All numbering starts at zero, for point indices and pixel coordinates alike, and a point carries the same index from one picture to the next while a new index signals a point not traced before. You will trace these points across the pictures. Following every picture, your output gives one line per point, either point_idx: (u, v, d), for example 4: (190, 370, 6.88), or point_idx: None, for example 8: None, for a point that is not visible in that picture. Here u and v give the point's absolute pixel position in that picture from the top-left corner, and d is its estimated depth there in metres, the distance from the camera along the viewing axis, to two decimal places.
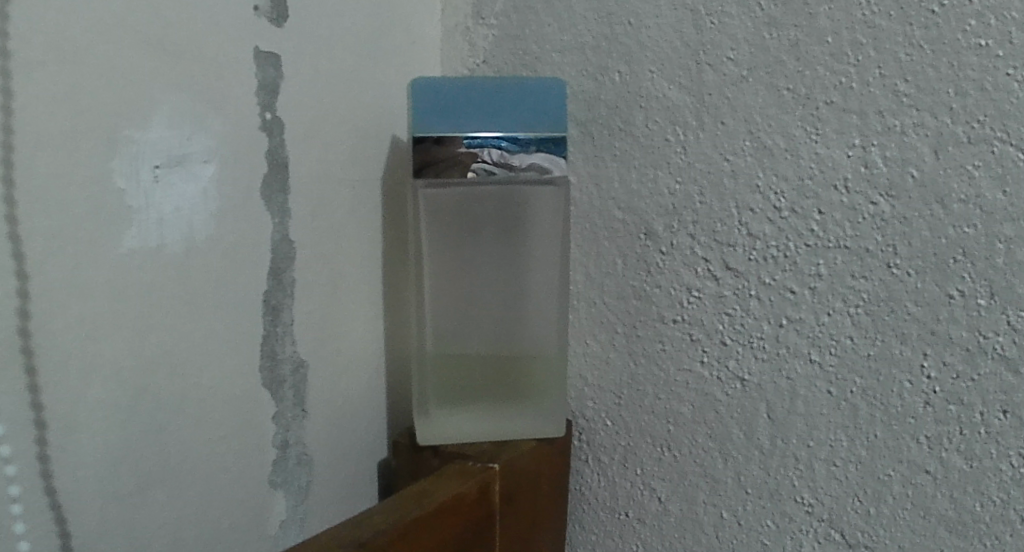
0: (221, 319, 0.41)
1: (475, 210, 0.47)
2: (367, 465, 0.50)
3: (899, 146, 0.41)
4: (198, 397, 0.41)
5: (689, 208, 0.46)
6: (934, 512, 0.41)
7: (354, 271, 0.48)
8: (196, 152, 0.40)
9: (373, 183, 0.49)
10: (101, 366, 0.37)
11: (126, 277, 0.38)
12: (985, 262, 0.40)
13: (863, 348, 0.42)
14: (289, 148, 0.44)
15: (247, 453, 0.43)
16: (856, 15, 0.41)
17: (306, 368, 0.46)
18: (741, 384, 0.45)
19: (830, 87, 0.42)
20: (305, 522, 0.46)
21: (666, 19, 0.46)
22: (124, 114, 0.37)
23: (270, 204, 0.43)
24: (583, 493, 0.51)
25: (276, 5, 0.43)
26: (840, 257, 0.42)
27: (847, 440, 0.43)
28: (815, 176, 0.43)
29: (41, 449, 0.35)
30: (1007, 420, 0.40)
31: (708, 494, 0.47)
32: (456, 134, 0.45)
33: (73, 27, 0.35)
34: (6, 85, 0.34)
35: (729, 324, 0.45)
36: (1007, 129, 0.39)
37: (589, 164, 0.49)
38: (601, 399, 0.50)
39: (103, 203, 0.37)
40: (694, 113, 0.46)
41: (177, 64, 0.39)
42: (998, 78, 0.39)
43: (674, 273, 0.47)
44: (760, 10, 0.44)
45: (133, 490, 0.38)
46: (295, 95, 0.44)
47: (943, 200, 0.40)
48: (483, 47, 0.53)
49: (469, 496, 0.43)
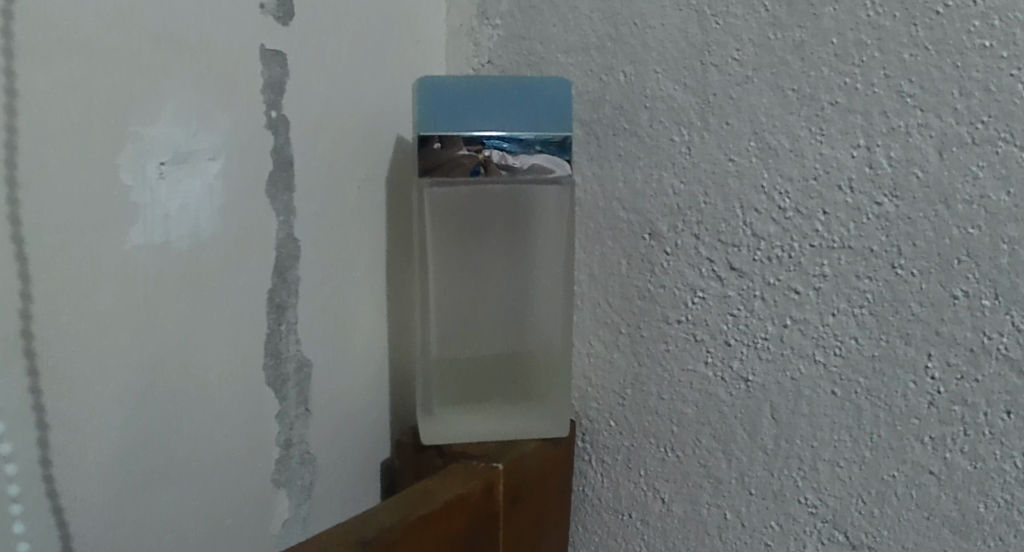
0: (225, 317, 0.41)
1: (481, 209, 0.47)
2: (370, 465, 0.50)
3: (904, 146, 0.41)
4: (202, 395, 0.41)
5: (693, 208, 0.46)
6: (938, 513, 0.41)
7: (358, 270, 0.48)
8: (201, 148, 0.40)
9: (378, 182, 0.49)
10: (105, 364, 0.37)
11: (131, 274, 0.37)
12: (989, 263, 0.40)
13: (867, 348, 0.42)
14: (294, 147, 0.44)
15: (251, 452, 0.43)
16: (862, 16, 0.41)
17: (310, 366, 0.46)
18: (745, 384, 0.45)
19: (835, 87, 0.42)
20: (308, 522, 0.46)
21: (670, 20, 0.46)
22: (129, 111, 0.37)
23: (275, 203, 0.43)
24: (587, 494, 0.51)
25: (282, 3, 0.43)
26: (845, 257, 0.42)
27: (851, 440, 0.43)
28: (820, 177, 0.43)
29: (41, 448, 0.35)
30: (1011, 421, 0.40)
31: (711, 495, 0.47)
32: (457, 135, 0.45)
33: (77, 24, 0.35)
34: (9, 85, 0.33)
35: (733, 324, 0.45)
36: (1011, 129, 0.39)
37: (594, 164, 0.49)
38: (605, 400, 0.50)
39: (110, 200, 0.36)
40: (699, 114, 0.46)
41: (183, 61, 0.39)
42: (1003, 78, 0.39)
43: (678, 273, 0.47)
44: (765, 10, 0.44)
45: (139, 488, 0.38)
46: (301, 93, 0.44)
47: (947, 201, 0.40)
48: (488, 47, 0.53)
49: (473, 495, 0.43)
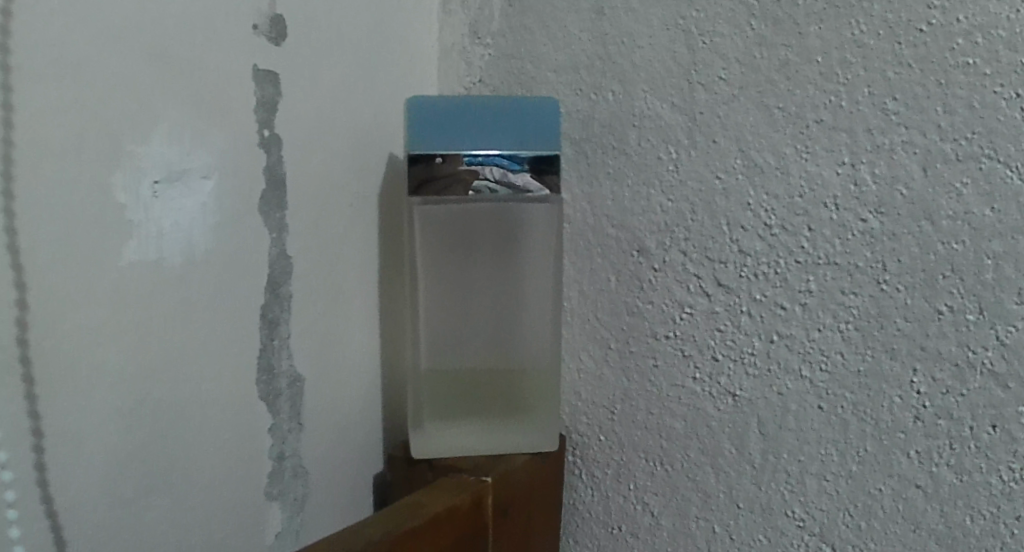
0: (218, 331, 0.42)
1: (471, 227, 0.47)
2: (363, 478, 0.51)
3: (888, 163, 0.42)
4: (197, 407, 0.41)
5: (681, 224, 0.47)
6: (924, 526, 0.42)
7: (351, 285, 0.49)
8: (197, 166, 0.41)
9: (371, 199, 0.50)
10: (102, 375, 0.38)
11: (125, 290, 0.38)
12: (974, 278, 0.40)
13: (852, 364, 0.43)
14: (288, 165, 0.45)
15: (244, 465, 0.44)
16: (846, 35, 0.42)
17: (303, 381, 0.46)
18: (733, 399, 0.46)
19: (819, 106, 0.43)
20: (302, 533, 0.47)
21: (659, 39, 0.47)
22: (127, 131, 0.38)
23: (268, 220, 0.44)
24: (577, 508, 0.51)
25: (275, 24, 0.44)
26: (830, 273, 0.43)
27: (837, 454, 0.44)
28: (805, 194, 0.43)
29: (39, 458, 0.36)
30: (996, 435, 0.40)
31: (700, 508, 0.47)
32: (456, 153, 0.45)
33: (75, 43, 0.36)
34: (7, 100, 0.34)
35: (721, 339, 0.46)
36: (995, 145, 0.39)
37: (583, 182, 0.50)
38: (594, 414, 0.50)
39: (107, 217, 0.37)
40: (687, 132, 0.46)
41: (177, 79, 0.40)
42: (986, 95, 0.39)
43: (666, 289, 0.47)
44: (751, 30, 0.44)
45: (136, 496, 0.39)
46: (295, 112, 0.45)
47: (932, 217, 0.41)
48: (479, 66, 0.53)
49: (462, 508, 0.43)
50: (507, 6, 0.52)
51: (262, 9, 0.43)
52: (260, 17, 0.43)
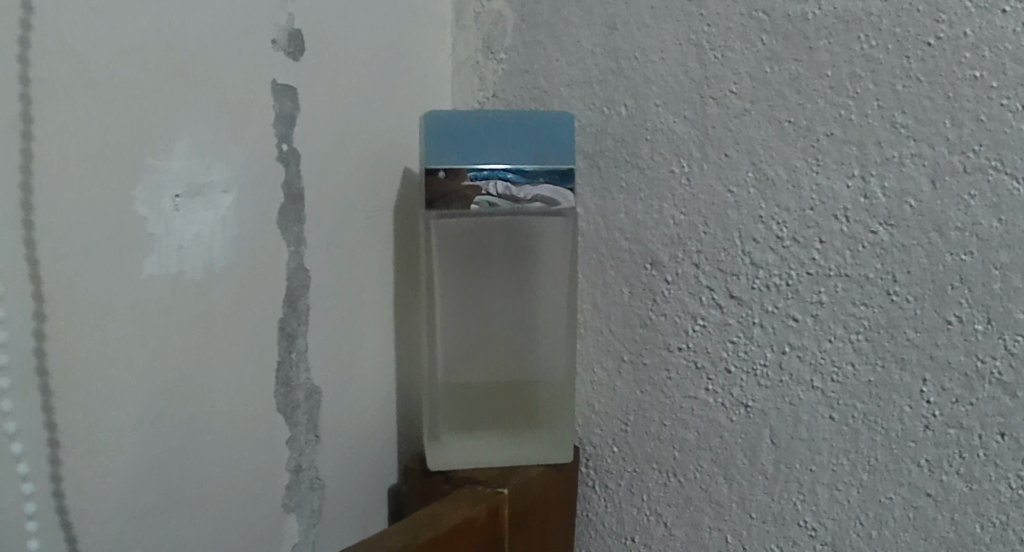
0: (236, 344, 0.42)
1: (487, 241, 0.48)
2: (378, 491, 0.51)
3: (897, 176, 0.42)
4: (215, 419, 0.41)
5: (694, 237, 0.47)
6: (935, 534, 0.42)
7: (366, 299, 0.49)
8: (217, 180, 0.41)
9: (386, 214, 0.50)
10: (122, 388, 0.38)
11: (145, 304, 0.38)
12: (982, 288, 0.41)
13: (863, 374, 0.43)
14: (305, 180, 0.45)
15: (261, 477, 0.44)
16: (856, 49, 0.43)
17: (319, 394, 0.46)
18: (746, 410, 0.46)
19: (829, 120, 0.44)
20: (317, 546, 0.47)
21: (671, 54, 0.48)
22: (148, 145, 0.38)
23: (286, 233, 0.44)
24: (591, 519, 0.52)
25: (293, 38, 0.44)
26: (841, 285, 0.44)
27: (849, 464, 0.44)
28: (816, 207, 0.44)
29: (54, 468, 0.36)
30: (1005, 443, 0.41)
31: (713, 519, 0.48)
32: (462, 167, 0.46)
33: (96, 56, 0.36)
34: (26, 111, 0.34)
35: (733, 350, 0.46)
36: (1002, 157, 0.40)
37: (597, 196, 0.50)
38: (607, 426, 0.51)
39: (127, 231, 0.37)
40: (698, 145, 0.47)
41: (196, 92, 0.40)
42: (993, 108, 0.40)
43: (679, 301, 0.48)
44: (762, 44, 0.45)
45: (155, 509, 0.39)
46: (311, 127, 0.45)
47: (940, 228, 0.41)
48: (493, 81, 0.54)
49: (478, 520, 0.44)
50: (519, 21, 0.53)
51: (279, 24, 0.43)
52: (277, 32, 0.43)
